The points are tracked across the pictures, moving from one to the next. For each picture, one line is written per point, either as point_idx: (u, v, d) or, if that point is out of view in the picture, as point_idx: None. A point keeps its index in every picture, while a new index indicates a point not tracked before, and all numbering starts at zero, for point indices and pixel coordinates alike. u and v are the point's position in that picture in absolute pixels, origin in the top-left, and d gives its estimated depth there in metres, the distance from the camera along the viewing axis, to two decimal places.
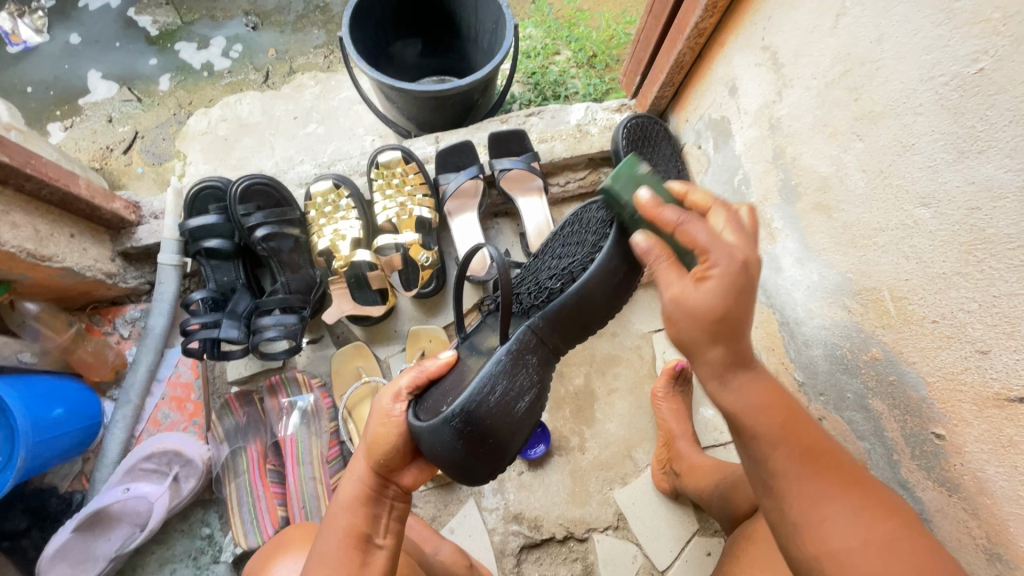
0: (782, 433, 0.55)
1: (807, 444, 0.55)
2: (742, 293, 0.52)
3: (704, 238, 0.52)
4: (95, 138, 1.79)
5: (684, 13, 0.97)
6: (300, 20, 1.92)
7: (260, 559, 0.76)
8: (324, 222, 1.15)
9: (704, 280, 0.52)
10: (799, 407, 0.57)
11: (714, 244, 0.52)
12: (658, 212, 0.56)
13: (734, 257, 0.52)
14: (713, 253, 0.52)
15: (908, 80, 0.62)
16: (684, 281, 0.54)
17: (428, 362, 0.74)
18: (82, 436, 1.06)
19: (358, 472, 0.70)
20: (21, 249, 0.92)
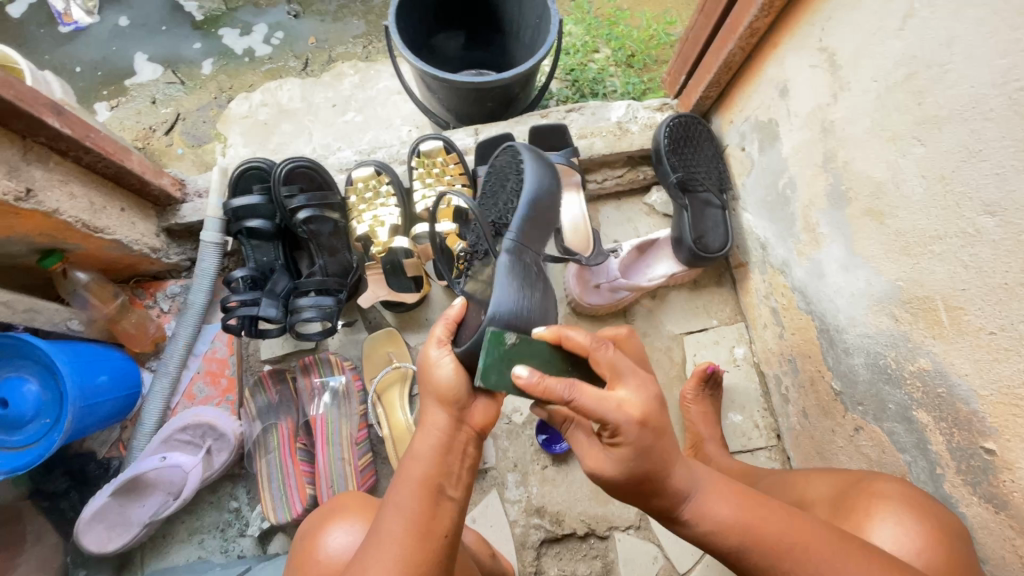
0: (748, 544, 0.61)
1: (777, 531, 0.60)
2: (651, 463, 0.61)
3: (600, 412, 0.58)
4: (139, 118, 1.84)
5: (737, 12, 0.96)
6: (341, 9, 1.94)
7: (311, 524, 0.78)
8: (364, 207, 1.16)
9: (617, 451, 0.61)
10: (759, 502, 0.64)
11: (611, 411, 0.58)
12: (545, 388, 0.59)
13: (631, 420, 0.58)
14: (615, 419, 0.58)
15: (980, 84, 0.61)
16: (597, 450, 0.65)
17: (450, 308, 0.70)
18: (122, 405, 1.09)
19: (426, 422, 0.64)
20: (77, 219, 0.95)
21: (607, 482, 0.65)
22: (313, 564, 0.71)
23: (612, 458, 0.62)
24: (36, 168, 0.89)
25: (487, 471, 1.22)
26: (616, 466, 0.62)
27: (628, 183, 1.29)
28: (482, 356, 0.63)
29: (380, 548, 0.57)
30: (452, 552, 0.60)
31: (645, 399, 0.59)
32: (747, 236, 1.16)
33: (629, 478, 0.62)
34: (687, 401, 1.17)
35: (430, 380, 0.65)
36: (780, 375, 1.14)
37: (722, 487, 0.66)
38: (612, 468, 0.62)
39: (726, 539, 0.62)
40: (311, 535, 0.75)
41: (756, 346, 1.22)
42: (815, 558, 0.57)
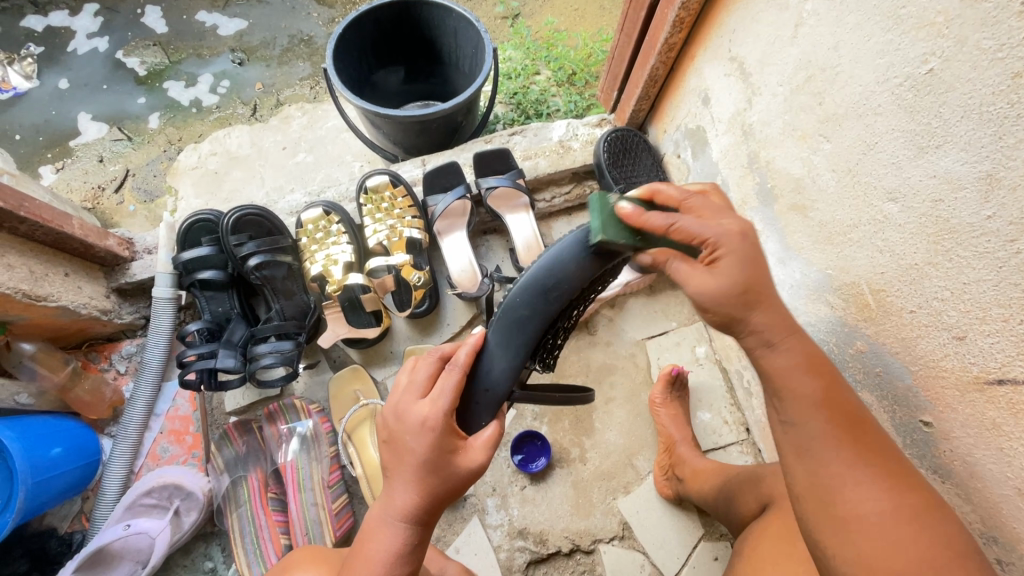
0: (814, 411, 0.56)
1: (843, 413, 0.56)
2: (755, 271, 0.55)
3: (701, 230, 0.55)
4: (86, 178, 1.81)
5: (654, 30, 1.01)
6: (286, 53, 1.96)
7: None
8: (316, 247, 1.16)
9: (717, 268, 0.55)
10: (836, 379, 0.58)
11: (708, 228, 0.55)
12: (644, 220, 0.55)
13: (732, 234, 0.55)
14: (710, 235, 0.55)
15: (866, 83, 0.65)
16: (696, 268, 0.56)
17: (448, 399, 0.62)
18: (81, 475, 1.06)
19: (394, 507, 0.64)
20: (17, 290, 0.93)
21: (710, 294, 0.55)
22: None
23: (720, 272, 0.55)
24: None
25: (466, 498, 1.21)
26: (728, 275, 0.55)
27: (576, 199, 1.33)
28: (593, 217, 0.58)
29: None
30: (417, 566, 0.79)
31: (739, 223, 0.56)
32: None
33: (738, 285, 0.55)
34: (656, 406, 1.18)
35: (413, 455, 0.62)
36: (741, 370, 1.17)
37: (808, 352, 0.58)
38: (712, 285, 0.55)
39: (783, 385, 0.57)
40: None
41: (716, 343, 1.26)
42: (855, 460, 0.55)
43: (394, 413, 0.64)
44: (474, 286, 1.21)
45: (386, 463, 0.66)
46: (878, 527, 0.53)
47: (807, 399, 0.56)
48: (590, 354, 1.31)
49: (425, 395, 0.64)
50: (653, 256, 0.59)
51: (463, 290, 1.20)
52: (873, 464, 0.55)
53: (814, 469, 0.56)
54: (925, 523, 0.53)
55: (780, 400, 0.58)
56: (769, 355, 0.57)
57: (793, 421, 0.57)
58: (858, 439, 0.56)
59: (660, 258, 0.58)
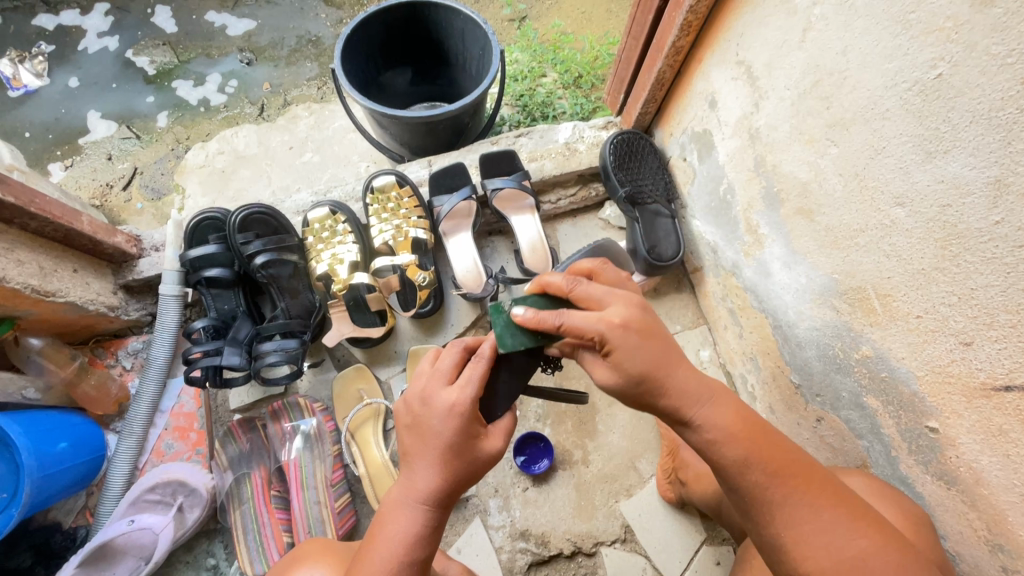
0: (748, 462, 0.60)
1: (776, 464, 0.60)
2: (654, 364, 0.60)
3: (582, 324, 0.60)
4: (95, 176, 1.83)
5: (662, 33, 1.02)
6: (293, 54, 1.98)
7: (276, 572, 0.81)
8: (322, 247, 1.17)
9: (613, 360, 0.60)
10: (762, 426, 0.62)
11: (592, 324, 0.60)
12: (538, 321, 0.63)
13: (612, 327, 0.59)
14: (597, 331, 0.59)
15: (875, 87, 0.65)
16: (601, 359, 0.62)
17: (475, 388, 0.62)
18: (86, 470, 1.06)
19: (414, 490, 0.63)
20: (26, 285, 0.94)
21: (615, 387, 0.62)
22: None
23: (611, 367, 0.61)
24: None
25: (469, 499, 1.21)
26: (616, 372, 0.60)
27: (581, 201, 1.33)
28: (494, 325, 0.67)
29: None
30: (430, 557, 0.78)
31: (626, 306, 0.61)
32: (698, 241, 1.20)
33: (633, 376, 0.60)
34: None
35: (439, 437, 0.62)
36: (745, 374, 1.16)
37: (739, 414, 0.62)
38: (614, 379, 0.61)
39: (723, 454, 0.61)
40: None
41: (720, 347, 1.26)
42: (800, 508, 0.58)
43: (420, 396, 0.64)
44: (479, 286, 1.21)
45: (405, 447, 0.66)
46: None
47: (742, 456, 0.60)
48: None
49: (450, 382, 0.65)
50: (565, 346, 0.67)
51: (468, 290, 1.20)
52: (824, 509, 0.58)
53: (775, 529, 0.59)
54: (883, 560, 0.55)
55: (723, 471, 0.61)
56: (697, 427, 0.62)
57: (740, 481, 0.60)
58: (804, 485, 0.59)
59: (571, 347, 0.66)
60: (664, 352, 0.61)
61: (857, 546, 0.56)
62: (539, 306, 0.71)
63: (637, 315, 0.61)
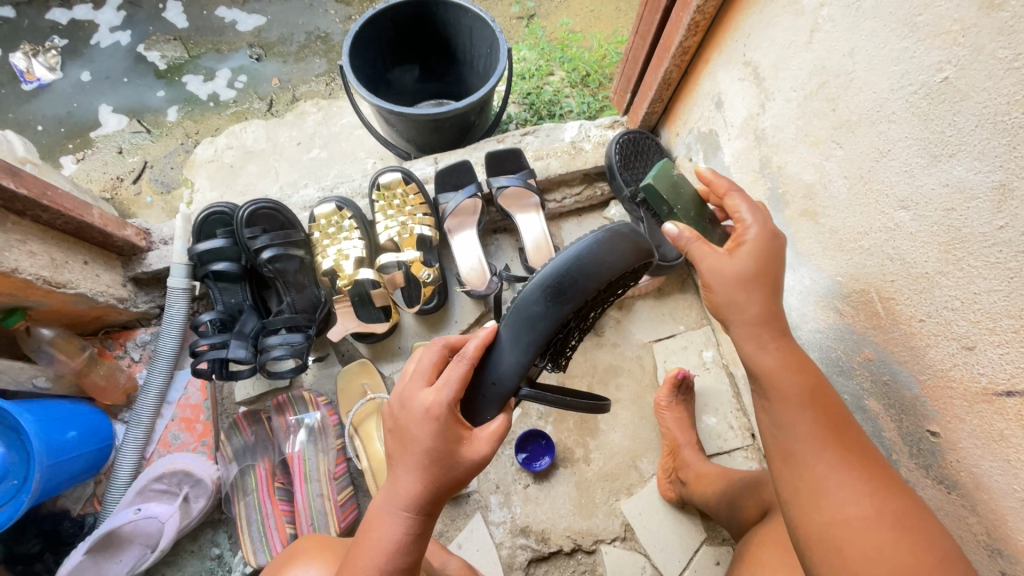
0: (802, 398, 0.62)
1: (823, 409, 0.61)
2: (768, 262, 0.69)
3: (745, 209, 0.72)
4: (106, 169, 1.85)
5: (669, 33, 1.01)
6: (302, 50, 1.99)
7: (272, 568, 0.82)
8: (328, 242, 1.18)
9: (738, 252, 0.69)
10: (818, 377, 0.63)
11: (745, 239, 0.69)
12: (689, 239, 0.71)
13: (762, 228, 0.70)
14: (741, 257, 0.68)
15: (880, 89, 0.65)
16: (719, 254, 0.69)
17: (449, 392, 0.63)
18: (94, 458, 1.08)
19: (397, 495, 0.64)
20: (37, 277, 0.96)
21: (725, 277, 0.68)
22: None
23: (737, 259, 0.68)
24: None
25: (470, 494, 1.22)
26: (739, 263, 0.68)
27: (586, 200, 1.34)
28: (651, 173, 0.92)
29: None
30: None
31: (763, 226, 0.71)
32: None
33: (749, 270, 0.68)
34: (661, 408, 1.19)
35: (419, 441, 0.63)
36: (747, 374, 1.17)
37: (799, 358, 0.65)
38: (737, 266, 0.68)
39: (780, 387, 0.63)
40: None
41: (723, 348, 1.26)
42: (830, 457, 0.58)
43: (400, 400, 0.65)
44: (483, 284, 1.22)
45: (389, 452, 0.66)
46: (856, 537, 0.54)
47: (795, 399, 0.62)
48: (596, 356, 1.31)
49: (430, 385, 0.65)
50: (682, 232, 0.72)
51: (471, 287, 1.21)
52: (863, 478, 0.56)
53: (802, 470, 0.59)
54: (905, 547, 0.52)
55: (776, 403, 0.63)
56: (764, 352, 0.66)
57: (783, 421, 0.61)
58: (841, 440, 0.59)
59: (684, 239, 0.72)
60: (769, 273, 0.68)
61: (872, 505, 0.55)
62: (548, 280, 0.68)
63: (770, 239, 0.70)
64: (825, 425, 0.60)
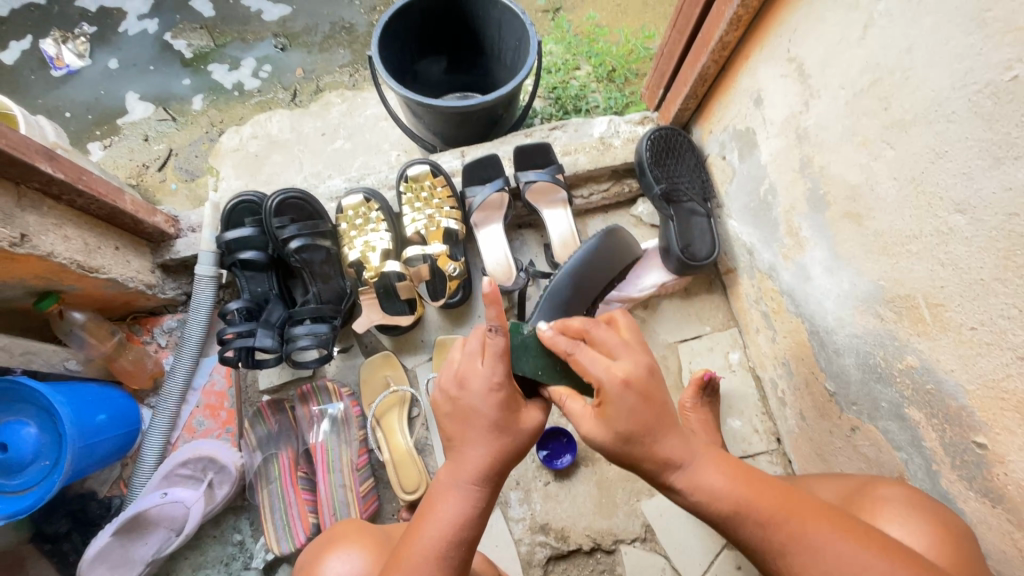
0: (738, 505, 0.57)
1: (774, 501, 0.57)
2: (643, 423, 0.58)
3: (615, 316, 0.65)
4: (132, 156, 1.87)
5: (708, 27, 0.99)
6: (327, 40, 1.99)
7: (310, 554, 0.82)
8: (355, 233, 1.17)
9: (603, 410, 0.59)
10: (749, 470, 0.60)
11: (597, 369, 0.59)
12: (553, 343, 0.63)
13: (614, 381, 0.57)
14: (596, 375, 0.58)
15: (941, 88, 0.63)
16: (589, 412, 0.61)
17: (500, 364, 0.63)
18: (121, 442, 1.10)
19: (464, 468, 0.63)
20: (72, 261, 0.96)
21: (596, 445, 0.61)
22: None
23: (597, 422, 0.60)
24: (30, 214, 0.90)
25: None
26: (600, 428, 0.60)
27: (613, 197, 1.32)
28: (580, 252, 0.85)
29: None
30: None
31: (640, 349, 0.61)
32: (734, 242, 1.18)
33: (615, 436, 0.58)
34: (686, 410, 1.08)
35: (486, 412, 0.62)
36: (776, 378, 1.15)
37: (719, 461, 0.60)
38: (599, 433, 0.59)
39: (717, 510, 0.58)
40: (310, 565, 0.79)
41: (750, 350, 1.24)
42: (820, 532, 0.54)
43: (456, 379, 0.64)
44: (509, 278, 1.22)
45: (445, 433, 0.65)
46: None
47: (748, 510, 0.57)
48: None
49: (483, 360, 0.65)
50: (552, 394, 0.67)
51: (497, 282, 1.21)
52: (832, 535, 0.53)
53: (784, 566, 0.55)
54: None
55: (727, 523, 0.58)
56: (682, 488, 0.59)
57: (740, 535, 0.57)
58: (804, 516, 0.56)
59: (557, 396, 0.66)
60: (655, 398, 0.59)
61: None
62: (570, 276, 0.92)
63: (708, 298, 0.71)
64: (760, 515, 0.56)
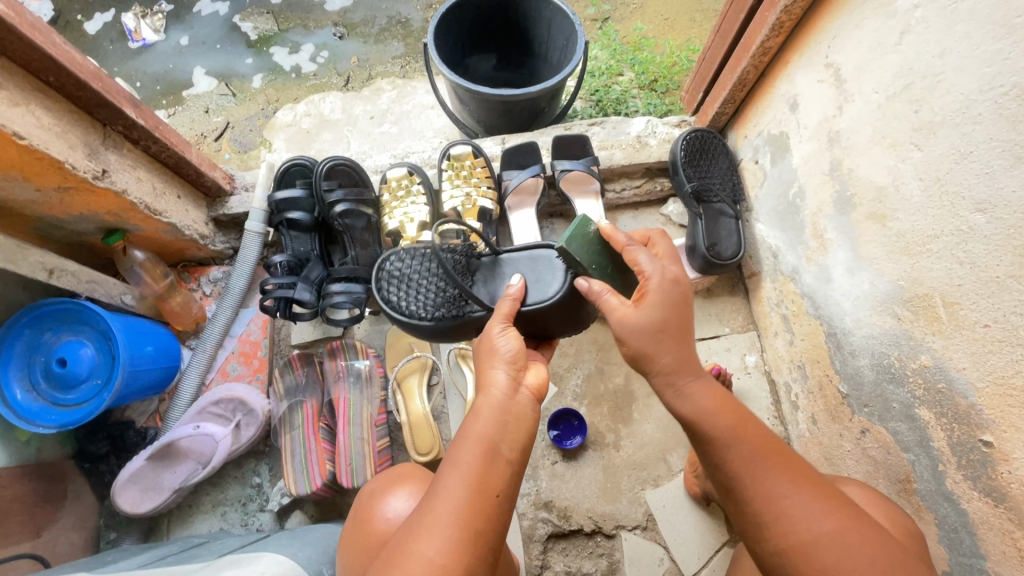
0: (732, 437, 0.66)
1: (759, 441, 0.66)
2: (671, 312, 0.70)
3: (643, 262, 0.73)
4: (193, 126, 2.00)
5: (751, 33, 1.04)
6: (382, 32, 2.09)
7: (377, 484, 0.89)
8: (395, 204, 1.24)
9: (642, 304, 0.70)
10: (739, 407, 0.70)
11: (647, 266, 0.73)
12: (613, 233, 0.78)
13: (662, 277, 0.72)
14: (648, 270, 0.72)
15: (969, 91, 0.66)
16: (627, 305, 0.71)
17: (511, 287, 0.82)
18: (163, 375, 1.18)
19: (482, 408, 0.65)
20: (141, 201, 1.05)
21: (635, 327, 0.69)
22: (376, 525, 0.79)
23: (645, 307, 0.70)
24: (111, 153, 0.99)
25: None
26: (650, 311, 0.69)
27: (645, 193, 1.37)
28: (569, 230, 0.80)
29: (437, 498, 0.61)
30: (507, 512, 0.62)
31: (663, 277, 0.72)
32: (760, 245, 1.21)
33: (657, 320, 0.69)
34: None
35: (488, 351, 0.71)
36: (791, 382, 1.16)
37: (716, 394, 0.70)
38: (636, 313, 0.70)
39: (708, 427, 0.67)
40: (377, 496, 0.85)
41: (768, 354, 1.26)
42: (782, 481, 0.63)
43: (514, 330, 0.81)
44: None
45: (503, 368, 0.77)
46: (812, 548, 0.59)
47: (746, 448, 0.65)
48: None
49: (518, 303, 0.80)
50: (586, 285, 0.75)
51: None
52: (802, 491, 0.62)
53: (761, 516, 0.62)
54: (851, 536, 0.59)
55: (712, 443, 0.67)
56: (685, 400, 0.69)
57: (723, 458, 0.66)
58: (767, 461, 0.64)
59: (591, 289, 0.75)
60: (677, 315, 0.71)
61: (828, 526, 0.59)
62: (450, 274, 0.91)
63: (670, 286, 0.72)
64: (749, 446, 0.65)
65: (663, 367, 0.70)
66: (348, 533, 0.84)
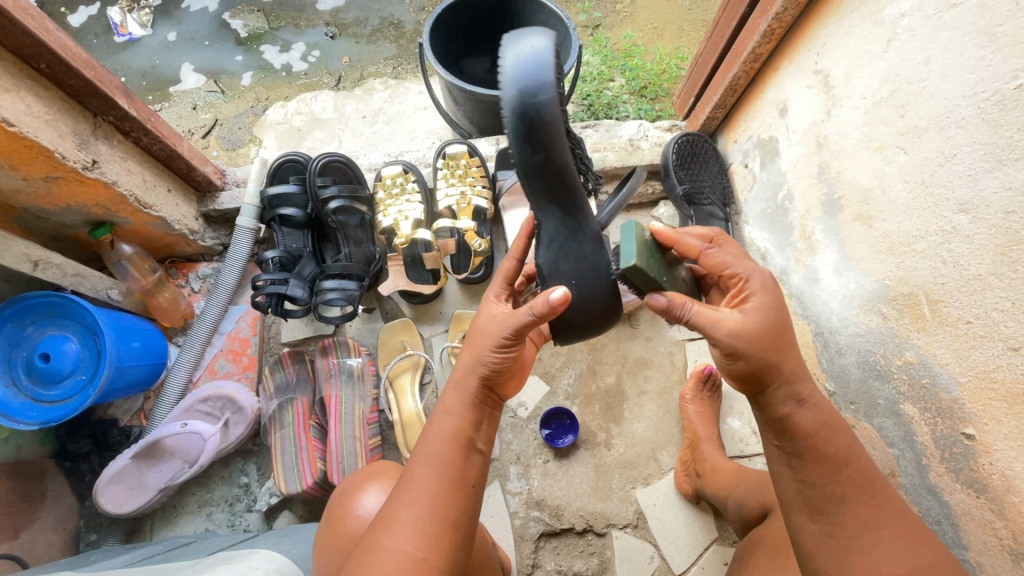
0: (847, 462, 0.62)
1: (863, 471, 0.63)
2: (779, 321, 0.63)
3: (731, 262, 0.66)
4: (180, 122, 1.97)
5: (742, 39, 1.07)
6: (375, 33, 2.09)
7: (350, 483, 0.87)
8: (390, 202, 1.24)
9: (748, 307, 0.63)
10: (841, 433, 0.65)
11: (738, 266, 0.65)
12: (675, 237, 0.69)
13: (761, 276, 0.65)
14: (741, 271, 0.65)
15: (953, 96, 0.69)
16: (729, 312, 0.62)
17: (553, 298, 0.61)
18: (149, 372, 1.16)
19: (455, 407, 0.67)
20: (131, 193, 1.04)
21: (751, 334, 0.61)
22: (348, 523, 0.78)
23: (754, 315, 0.62)
24: (102, 144, 0.98)
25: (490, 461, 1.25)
26: (762, 317, 0.62)
27: (636, 196, 1.39)
28: (626, 244, 0.67)
29: (410, 491, 0.62)
30: (478, 503, 0.65)
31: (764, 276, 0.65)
32: (749, 248, 1.23)
33: (772, 324, 0.62)
34: (687, 401, 1.22)
35: (477, 355, 0.67)
36: None
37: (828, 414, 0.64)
38: (751, 324, 0.61)
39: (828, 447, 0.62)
40: (348, 495, 0.83)
41: None
42: (881, 516, 0.61)
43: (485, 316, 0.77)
44: None
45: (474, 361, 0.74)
46: None
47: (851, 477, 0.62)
48: (629, 345, 1.34)
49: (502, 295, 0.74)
50: (670, 300, 0.64)
51: None
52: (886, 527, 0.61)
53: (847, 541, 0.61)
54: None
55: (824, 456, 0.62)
56: (806, 408, 0.63)
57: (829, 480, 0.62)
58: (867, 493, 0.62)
59: (678, 302, 0.63)
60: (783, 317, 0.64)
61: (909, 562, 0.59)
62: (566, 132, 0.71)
63: (770, 285, 0.65)
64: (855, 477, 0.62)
65: (786, 373, 0.62)
66: (319, 536, 0.83)
